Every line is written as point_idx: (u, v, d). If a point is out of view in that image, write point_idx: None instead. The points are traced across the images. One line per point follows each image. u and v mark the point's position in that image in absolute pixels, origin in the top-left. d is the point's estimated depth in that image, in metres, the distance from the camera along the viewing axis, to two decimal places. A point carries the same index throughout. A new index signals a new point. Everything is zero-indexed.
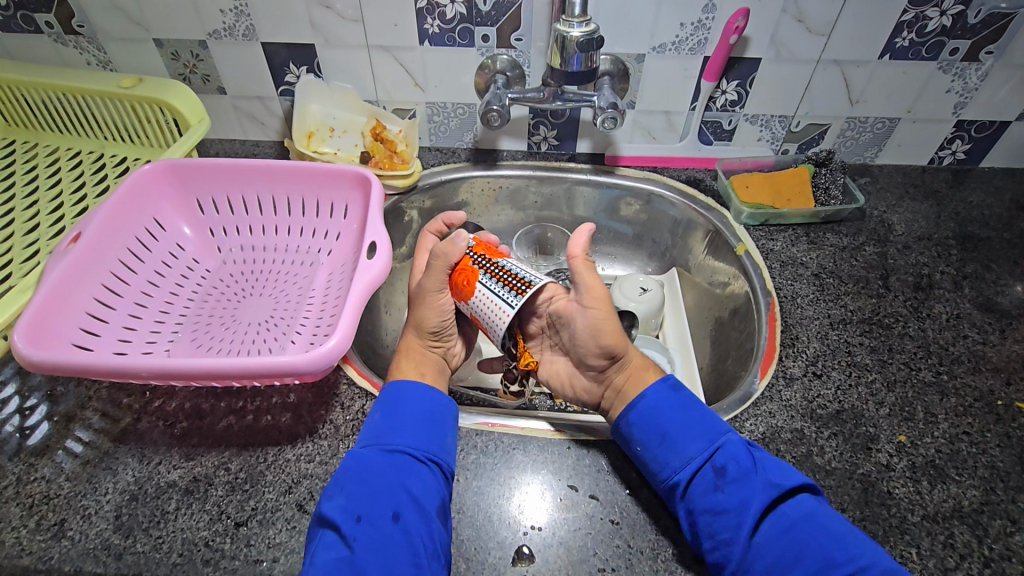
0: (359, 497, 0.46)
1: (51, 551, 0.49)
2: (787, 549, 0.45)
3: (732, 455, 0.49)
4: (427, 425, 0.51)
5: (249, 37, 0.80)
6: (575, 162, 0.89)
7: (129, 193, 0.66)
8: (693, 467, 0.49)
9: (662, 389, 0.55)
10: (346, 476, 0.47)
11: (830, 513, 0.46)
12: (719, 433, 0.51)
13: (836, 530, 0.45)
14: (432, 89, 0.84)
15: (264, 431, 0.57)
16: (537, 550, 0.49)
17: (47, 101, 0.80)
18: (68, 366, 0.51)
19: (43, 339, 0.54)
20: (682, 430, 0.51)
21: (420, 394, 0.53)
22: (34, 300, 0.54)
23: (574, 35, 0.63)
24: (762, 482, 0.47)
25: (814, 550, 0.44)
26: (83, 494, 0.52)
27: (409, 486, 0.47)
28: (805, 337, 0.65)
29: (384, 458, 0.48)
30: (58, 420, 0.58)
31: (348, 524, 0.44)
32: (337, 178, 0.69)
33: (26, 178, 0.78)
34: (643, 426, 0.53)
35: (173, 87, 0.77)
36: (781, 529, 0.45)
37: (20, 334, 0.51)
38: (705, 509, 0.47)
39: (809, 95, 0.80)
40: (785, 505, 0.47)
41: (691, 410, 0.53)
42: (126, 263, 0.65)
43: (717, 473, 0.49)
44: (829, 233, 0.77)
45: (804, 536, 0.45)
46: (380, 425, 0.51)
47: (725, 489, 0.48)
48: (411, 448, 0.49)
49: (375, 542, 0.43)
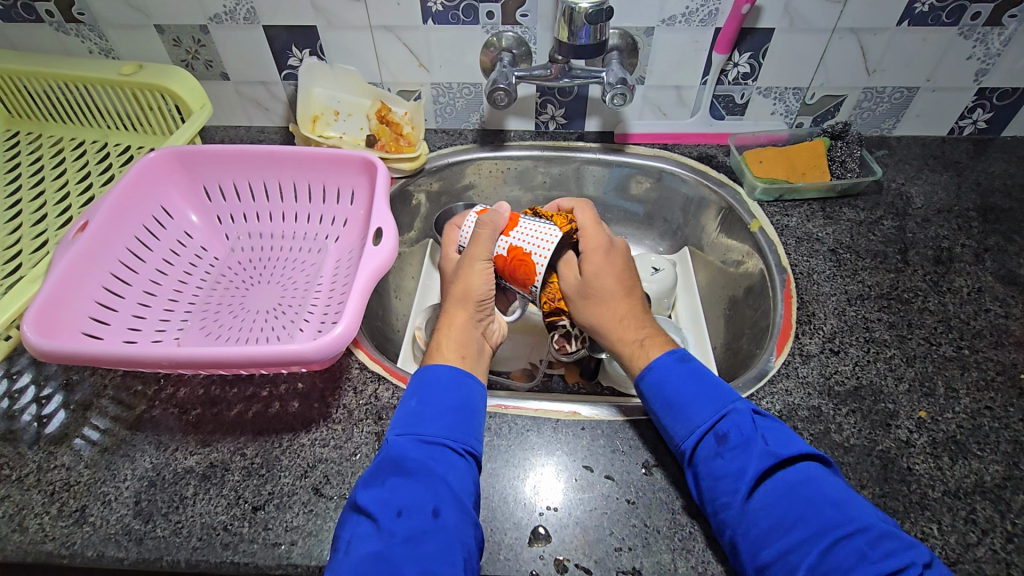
0: (398, 490, 0.45)
1: (73, 536, 0.50)
2: (782, 514, 0.43)
3: (736, 423, 0.49)
4: (461, 414, 0.51)
5: (251, 21, 0.79)
6: (584, 141, 0.88)
7: (135, 181, 0.66)
8: (697, 435, 0.49)
9: (669, 361, 0.55)
10: (386, 467, 0.47)
11: (824, 481, 0.45)
12: (727, 402, 0.50)
13: (834, 497, 0.44)
14: (437, 69, 0.83)
15: (278, 417, 0.57)
16: (553, 530, 0.49)
17: (50, 91, 0.80)
18: (76, 355, 0.51)
19: (53, 328, 0.54)
20: (689, 397, 0.51)
21: (456, 382, 0.53)
22: (42, 289, 0.54)
23: (581, 7, 0.61)
24: (761, 450, 0.47)
25: (810, 515, 0.43)
26: (102, 480, 0.53)
27: (448, 479, 0.46)
28: (822, 314, 0.64)
29: (421, 450, 0.48)
30: (75, 408, 0.58)
31: (387, 517, 0.44)
32: (342, 163, 0.69)
33: (32, 169, 0.78)
34: (652, 395, 0.53)
35: (173, 73, 0.77)
36: (773, 495, 0.45)
37: (29, 325, 0.52)
38: (706, 475, 0.47)
39: (824, 66, 0.78)
40: (784, 472, 0.46)
41: (697, 376, 0.53)
42: (134, 251, 0.65)
43: (719, 440, 0.48)
44: (845, 207, 0.76)
45: (802, 499, 0.44)
46: (415, 413, 0.50)
47: (725, 456, 0.47)
48: (447, 439, 0.49)
49: (412, 537, 0.43)
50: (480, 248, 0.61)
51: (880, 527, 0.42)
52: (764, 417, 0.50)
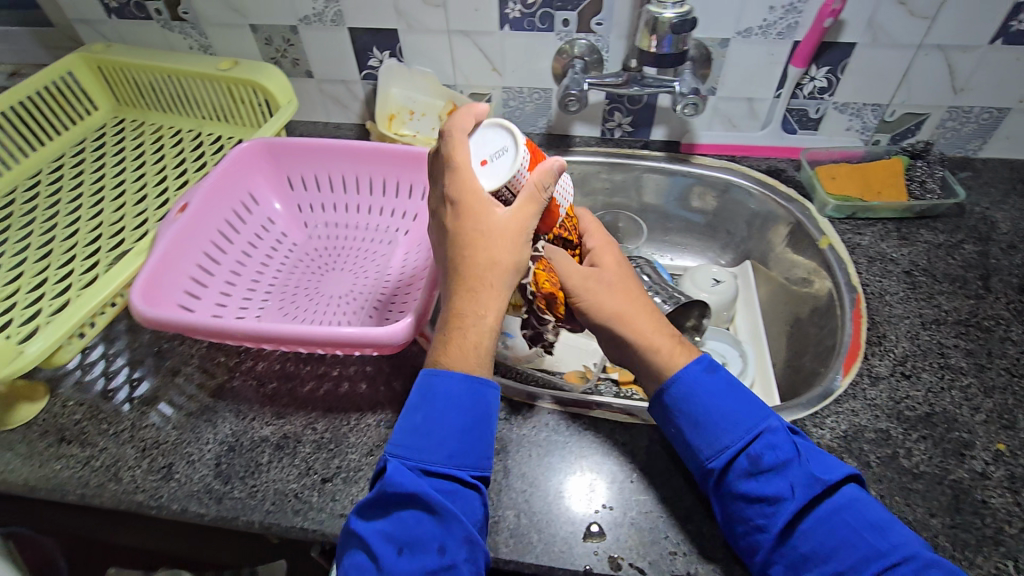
0: (399, 527, 0.43)
1: (160, 490, 0.54)
2: (823, 540, 0.43)
3: (771, 444, 0.47)
4: (466, 436, 0.45)
5: (337, 23, 0.84)
6: (650, 149, 0.88)
7: (229, 170, 0.71)
8: (728, 456, 0.47)
9: (697, 371, 0.51)
10: (387, 502, 0.44)
11: (864, 502, 0.44)
12: (760, 419, 0.48)
13: (876, 524, 0.43)
14: (509, 74, 0.85)
15: (347, 396, 0.60)
16: (608, 528, 0.50)
17: (155, 83, 0.87)
18: (173, 324, 0.55)
19: (154, 299, 0.59)
20: (718, 415, 0.49)
21: (467, 394, 0.46)
22: (147, 263, 0.60)
23: (666, 17, 0.62)
24: (805, 473, 0.45)
25: (851, 542, 0.42)
26: (187, 441, 0.57)
27: (455, 510, 0.43)
28: (893, 336, 0.62)
29: (422, 484, 0.43)
30: (165, 374, 0.63)
31: (389, 556, 0.43)
32: (417, 160, 0.72)
33: (135, 153, 0.85)
34: (682, 408, 0.50)
35: (265, 70, 0.82)
36: (814, 521, 0.44)
37: (136, 294, 0.57)
38: (738, 496, 0.46)
39: (907, 83, 0.76)
40: (826, 501, 0.44)
41: (731, 390, 0.50)
42: (224, 233, 0.70)
43: (753, 462, 0.46)
44: (922, 229, 0.73)
45: (844, 529, 0.43)
46: (419, 437, 0.45)
47: (759, 479, 0.46)
48: (448, 464, 0.45)
49: (411, 575, 0.42)
50: (528, 211, 0.47)
51: (930, 555, 0.42)
52: (796, 437, 0.48)
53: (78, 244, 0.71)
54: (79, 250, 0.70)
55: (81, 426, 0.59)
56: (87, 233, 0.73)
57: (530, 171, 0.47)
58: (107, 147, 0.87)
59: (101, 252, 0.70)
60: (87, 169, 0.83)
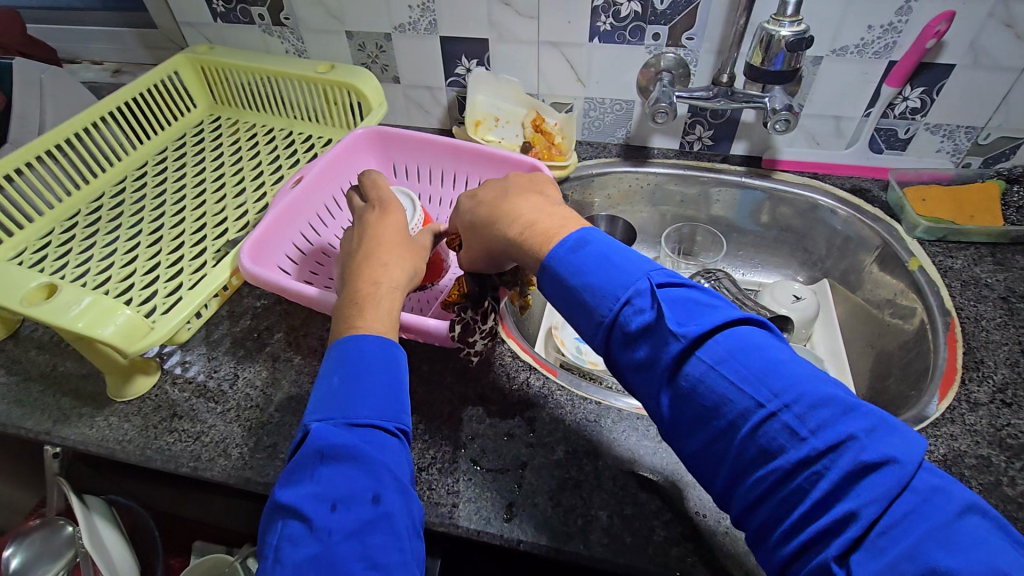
0: (330, 481, 0.40)
1: (267, 468, 0.57)
2: (724, 403, 0.36)
3: (639, 308, 0.40)
4: (389, 392, 0.45)
5: (430, 31, 0.88)
6: (728, 164, 0.88)
7: (344, 151, 0.77)
8: (606, 325, 0.42)
9: (561, 254, 0.45)
10: (310, 457, 0.41)
11: (763, 347, 0.37)
12: (631, 280, 0.42)
13: (781, 375, 0.36)
14: (593, 85, 0.87)
15: (439, 390, 0.62)
16: (704, 536, 0.51)
17: (255, 83, 0.92)
18: (276, 283, 0.61)
19: (261, 256, 0.65)
20: (600, 281, 0.42)
21: (383, 355, 0.47)
22: (262, 221, 0.66)
23: (783, 34, 0.63)
24: (663, 331, 0.39)
25: (735, 399, 0.36)
26: (290, 424, 0.60)
27: (388, 464, 0.42)
28: (991, 362, 0.61)
29: (352, 436, 0.42)
30: (266, 358, 0.67)
31: (322, 514, 0.39)
32: (512, 165, 0.75)
33: (232, 149, 0.90)
34: (554, 289, 0.45)
35: (360, 73, 0.85)
36: (696, 377, 0.37)
37: (246, 249, 0.62)
38: (632, 372, 0.41)
39: (1006, 106, 0.74)
40: (693, 361, 0.38)
41: (602, 257, 0.43)
42: (328, 209, 0.75)
43: (624, 331, 0.41)
44: (1019, 255, 0.71)
45: (742, 392, 0.36)
46: (340, 392, 0.44)
47: (637, 346, 0.40)
48: (379, 419, 0.43)
49: (357, 530, 0.38)
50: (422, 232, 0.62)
51: (815, 395, 0.34)
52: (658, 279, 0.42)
53: (185, 232, 0.75)
54: (187, 238, 0.74)
55: (191, 403, 0.63)
56: (193, 222, 0.77)
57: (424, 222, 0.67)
58: (206, 142, 0.92)
59: (208, 241, 0.74)
60: (189, 162, 0.87)
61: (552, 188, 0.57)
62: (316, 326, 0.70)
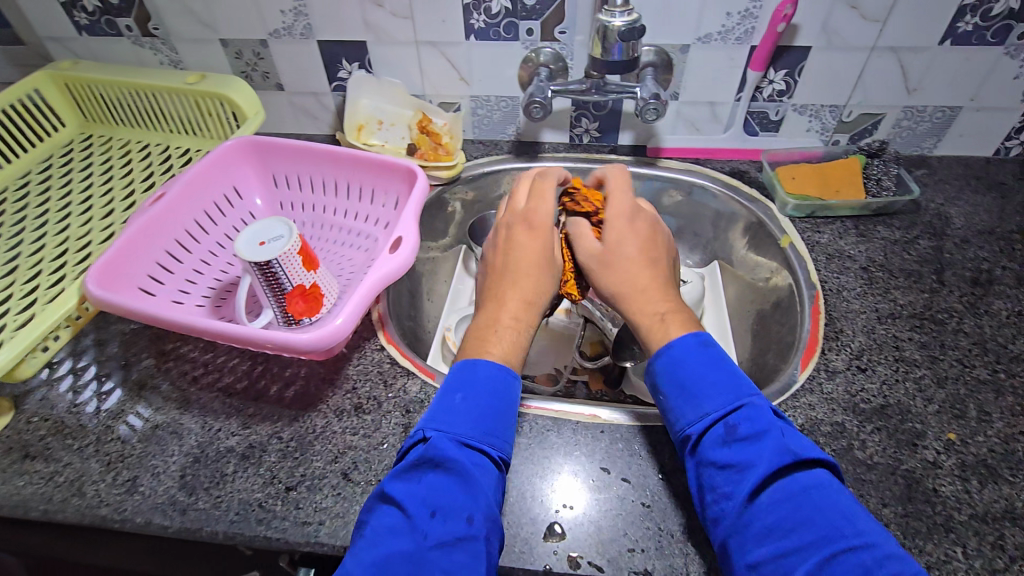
0: (432, 489, 0.45)
1: (124, 503, 0.54)
2: (786, 515, 0.43)
3: (749, 417, 0.48)
4: (498, 421, 0.50)
5: (306, 36, 0.85)
6: (617, 154, 0.90)
7: (215, 162, 0.73)
8: (707, 421, 0.49)
9: (690, 343, 0.53)
10: (421, 467, 0.47)
11: (833, 492, 0.44)
12: (744, 394, 0.50)
13: (845, 507, 0.43)
14: (476, 83, 0.87)
15: (314, 403, 0.61)
16: (568, 528, 0.51)
17: (125, 98, 0.87)
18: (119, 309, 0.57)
19: (115, 281, 0.61)
20: (713, 380, 0.50)
21: (499, 387, 0.51)
22: (113, 245, 0.62)
23: (615, 25, 0.64)
24: (779, 444, 0.46)
25: (815, 519, 0.42)
26: (153, 454, 0.57)
27: (484, 486, 0.46)
28: (850, 331, 0.63)
29: (459, 454, 0.47)
30: (131, 386, 0.63)
31: (421, 515, 0.44)
32: (390, 170, 0.72)
33: (103, 169, 0.85)
34: (666, 376, 0.52)
35: (233, 83, 0.83)
36: (780, 495, 0.44)
37: (92, 275, 0.59)
38: (711, 464, 0.47)
39: (862, 85, 0.78)
40: (794, 475, 0.45)
41: (718, 362, 0.52)
42: (199, 224, 0.72)
43: (728, 429, 0.48)
44: (880, 226, 0.75)
45: (809, 509, 0.43)
46: (456, 410, 0.49)
47: (731, 447, 0.47)
48: (485, 445, 0.48)
49: (444, 541, 0.43)
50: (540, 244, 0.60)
51: (891, 549, 0.41)
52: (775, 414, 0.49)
53: (44, 258, 0.71)
54: (45, 265, 0.70)
55: (45, 442, 0.59)
56: (53, 248, 0.72)
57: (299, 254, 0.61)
58: (74, 163, 0.87)
59: (68, 265, 0.69)
60: (53, 185, 0.82)
61: (670, 253, 0.62)
62: (189, 348, 0.67)
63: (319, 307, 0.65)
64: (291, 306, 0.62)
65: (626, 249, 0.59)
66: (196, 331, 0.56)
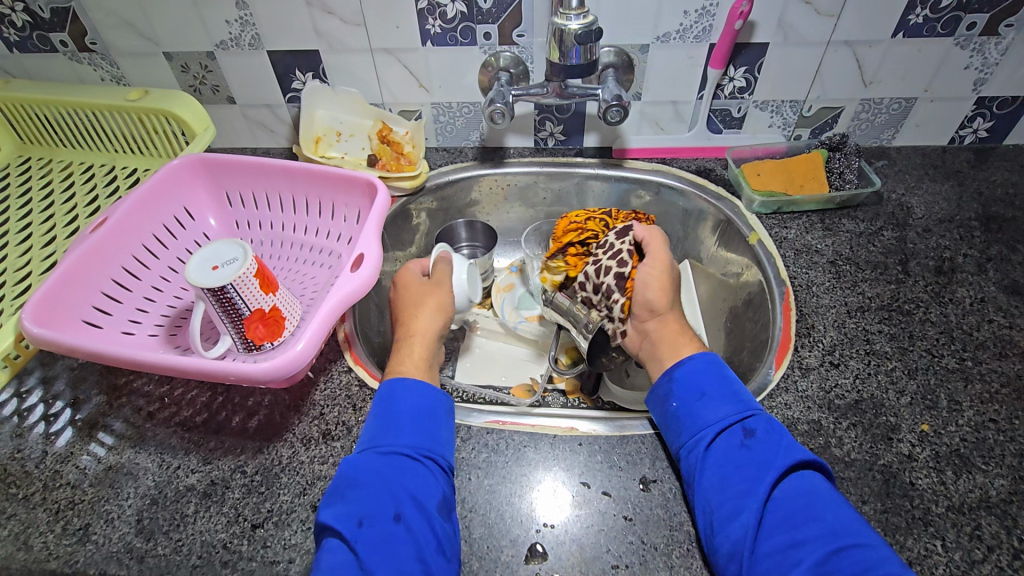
0: (357, 500, 0.47)
1: (76, 554, 0.50)
2: (793, 510, 0.46)
3: (765, 424, 0.51)
4: (421, 424, 0.52)
5: (255, 46, 0.82)
6: (583, 157, 0.89)
7: (162, 183, 0.70)
8: (722, 424, 0.52)
9: (696, 365, 0.57)
10: (343, 484, 0.48)
11: (836, 493, 0.47)
12: (754, 406, 0.53)
13: (844, 505, 0.46)
14: (436, 90, 0.85)
15: (279, 432, 0.58)
16: (550, 547, 0.49)
17: (62, 118, 0.83)
18: (59, 345, 0.53)
19: (55, 315, 0.57)
20: (727, 394, 0.54)
21: (414, 394, 0.54)
22: (50, 277, 0.58)
23: (571, 28, 0.63)
24: (788, 446, 0.49)
25: (824, 514, 0.45)
26: (106, 498, 0.54)
27: (408, 487, 0.48)
28: (821, 326, 0.63)
29: (381, 461, 0.49)
30: (81, 426, 0.60)
31: (350, 529, 0.45)
32: (349, 184, 0.70)
33: (43, 194, 0.80)
34: (682, 390, 0.55)
35: (178, 98, 0.79)
36: (792, 492, 0.47)
37: (30, 309, 0.55)
38: (727, 465, 0.49)
39: (820, 79, 0.78)
40: (804, 474, 0.48)
41: (732, 382, 0.55)
42: (149, 248, 0.68)
43: (746, 434, 0.51)
44: (845, 219, 0.75)
45: (816, 502, 0.46)
46: (376, 428, 0.52)
47: (750, 448, 0.50)
48: (406, 449, 0.50)
49: (378, 542, 0.45)
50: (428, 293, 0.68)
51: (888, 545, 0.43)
52: (782, 426, 0.53)
53: None
54: None
55: None
56: None
57: (256, 276, 0.57)
58: (10, 188, 0.81)
59: (6, 301, 0.65)
60: None
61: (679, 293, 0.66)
62: (142, 382, 0.63)
63: (281, 330, 0.62)
64: (251, 331, 0.59)
65: (648, 292, 0.64)
66: (144, 365, 0.53)
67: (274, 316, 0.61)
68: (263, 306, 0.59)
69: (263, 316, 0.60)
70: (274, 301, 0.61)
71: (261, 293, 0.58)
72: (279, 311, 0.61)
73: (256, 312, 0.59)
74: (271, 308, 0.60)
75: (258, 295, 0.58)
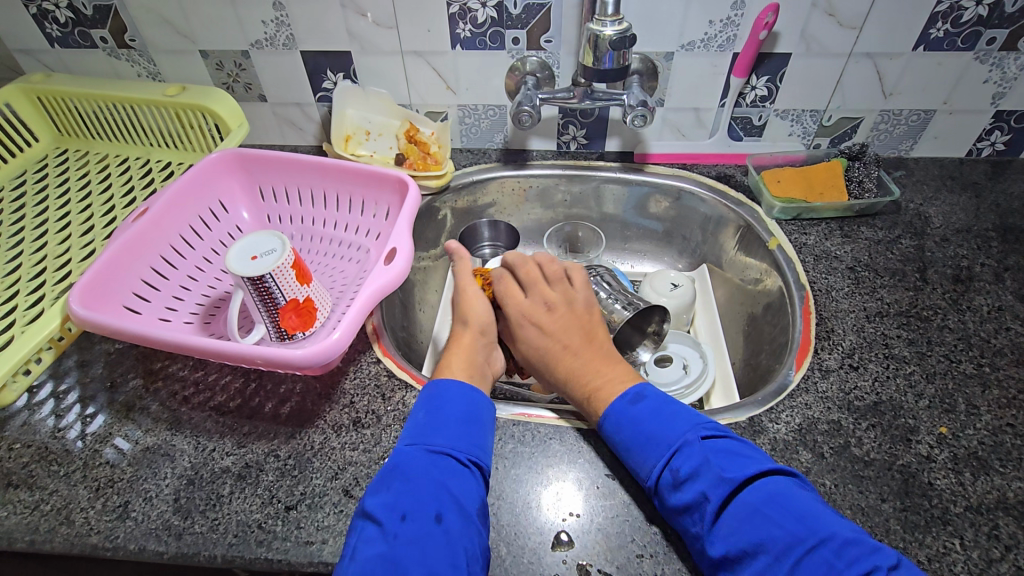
0: (400, 494, 0.47)
1: (116, 530, 0.52)
2: (747, 536, 0.44)
3: (687, 457, 0.49)
4: (467, 427, 0.53)
5: (289, 46, 0.84)
6: (604, 161, 0.90)
7: (199, 177, 0.72)
8: (654, 474, 0.50)
9: (627, 404, 0.55)
10: (391, 476, 0.49)
11: (778, 500, 0.45)
12: (676, 437, 0.51)
13: (795, 511, 0.44)
14: (463, 92, 0.87)
15: (310, 419, 0.59)
16: (576, 536, 0.50)
17: (101, 111, 0.85)
18: (104, 327, 0.55)
19: (97, 300, 0.59)
20: (641, 440, 0.52)
21: (462, 396, 0.55)
22: (95, 263, 0.60)
23: (606, 34, 0.65)
24: (714, 478, 0.47)
25: (774, 536, 0.44)
26: (144, 478, 0.56)
27: (451, 488, 0.48)
28: (840, 330, 0.65)
29: (425, 459, 0.50)
30: (118, 409, 0.61)
31: (392, 521, 0.46)
32: (381, 181, 0.72)
33: (80, 184, 0.82)
34: (610, 438, 0.54)
35: (215, 95, 0.82)
36: (738, 518, 0.45)
37: (76, 293, 0.57)
38: (674, 514, 0.48)
39: (841, 89, 0.80)
40: (743, 494, 0.46)
41: (651, 415, 0.53)
42: (185, 238, 0.70)
43: (674, 476, 0.49)
44: (863, 226, 0.77)
45: (763, 524, 0.44)
46: (421, 425, 0.53)
47: (683, 489, 0.48)
48: (451, 450, 0.51)
49: (417, 539, 0.45)
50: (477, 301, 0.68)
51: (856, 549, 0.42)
52: (709, 446, 0.50)
53: (21, 278, 0.68)
54: (23, 284, 0.67)
55: (29, 469, 0.56)
56: (31, 266, 0.69)
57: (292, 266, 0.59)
58: (49, 179, 0.84)
59: (47, 285, 0.67)
60: (28, 201, 0.79)
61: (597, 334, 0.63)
62: (177, 367, 0.65)
63: (313, 321, 0.64)
64: (285, 320, 0.61)
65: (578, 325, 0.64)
66: (184, 348, 0.54)
67: (307, 308, 0.62)
68: (297, 296, 0.60)
69: (298, 308, 0.61)
70: (308, 292, 0.62)
71: (297, 283, 0.60)
72: (314, 304, 0.63)
73: (291, 302, 0.60)
74: (307, 299, 0.62)
75: (295, 286, 0.60)
